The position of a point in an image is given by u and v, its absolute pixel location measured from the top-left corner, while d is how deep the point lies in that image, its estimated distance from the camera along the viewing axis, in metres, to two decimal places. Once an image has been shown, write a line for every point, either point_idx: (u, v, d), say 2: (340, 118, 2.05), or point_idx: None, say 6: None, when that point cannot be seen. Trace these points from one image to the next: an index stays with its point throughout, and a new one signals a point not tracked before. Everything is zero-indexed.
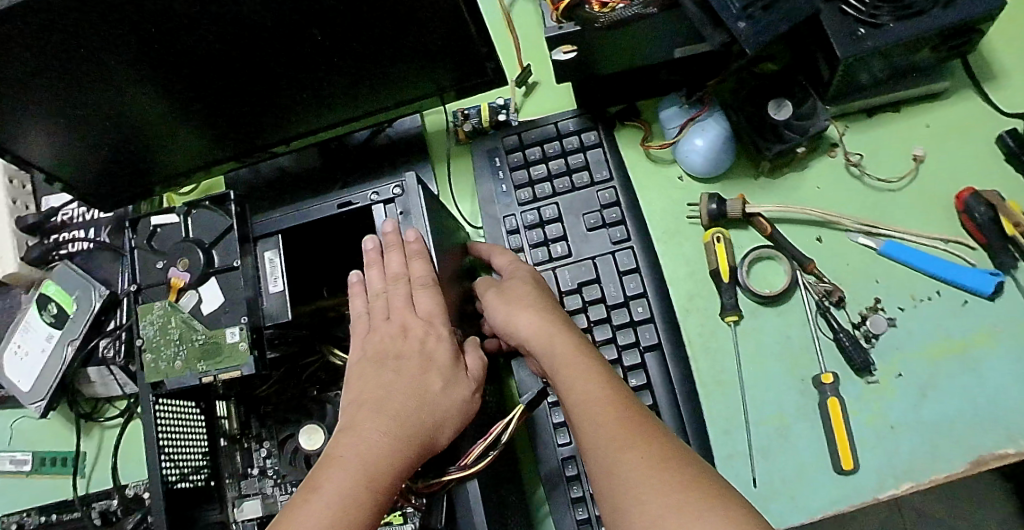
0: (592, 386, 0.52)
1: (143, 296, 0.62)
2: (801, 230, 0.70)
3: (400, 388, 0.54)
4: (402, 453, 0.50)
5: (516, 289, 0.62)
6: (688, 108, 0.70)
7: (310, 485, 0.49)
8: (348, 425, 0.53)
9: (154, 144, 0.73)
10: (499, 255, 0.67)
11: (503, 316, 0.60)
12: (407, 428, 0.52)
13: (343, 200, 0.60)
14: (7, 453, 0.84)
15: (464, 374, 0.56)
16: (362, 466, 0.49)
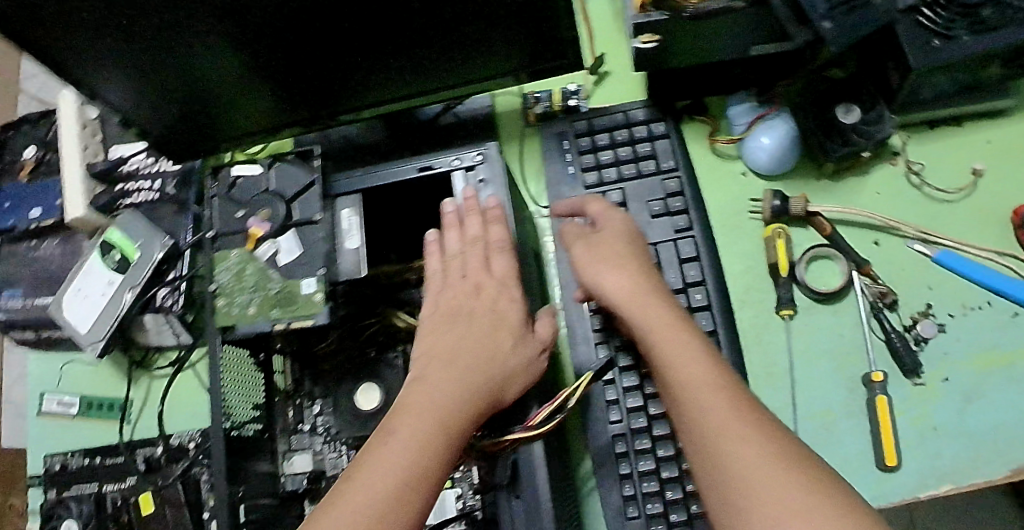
0: (690, 351, 0.52)
1: (219, 243, 0.63)
2: (859, 232, 0.71)
3: (472, 345, 0.55)
4: (474, 407, 0.51)
5: (610, 247, 0.63)
6: (757, 106, 0.73)
7: (387, 429, 0.49)
8: (422, 376, 0.54)
9: (225, 103, 0.74)
10: (592, 202, 0.68)
11: (593, 271, 0.62)
12: (479, 384, 0.53)
13: (424, 164, 0.62)
14: (55, 394, 0.86)
15: (533, 339, 0.58)
16: (439, 414, 0.50)
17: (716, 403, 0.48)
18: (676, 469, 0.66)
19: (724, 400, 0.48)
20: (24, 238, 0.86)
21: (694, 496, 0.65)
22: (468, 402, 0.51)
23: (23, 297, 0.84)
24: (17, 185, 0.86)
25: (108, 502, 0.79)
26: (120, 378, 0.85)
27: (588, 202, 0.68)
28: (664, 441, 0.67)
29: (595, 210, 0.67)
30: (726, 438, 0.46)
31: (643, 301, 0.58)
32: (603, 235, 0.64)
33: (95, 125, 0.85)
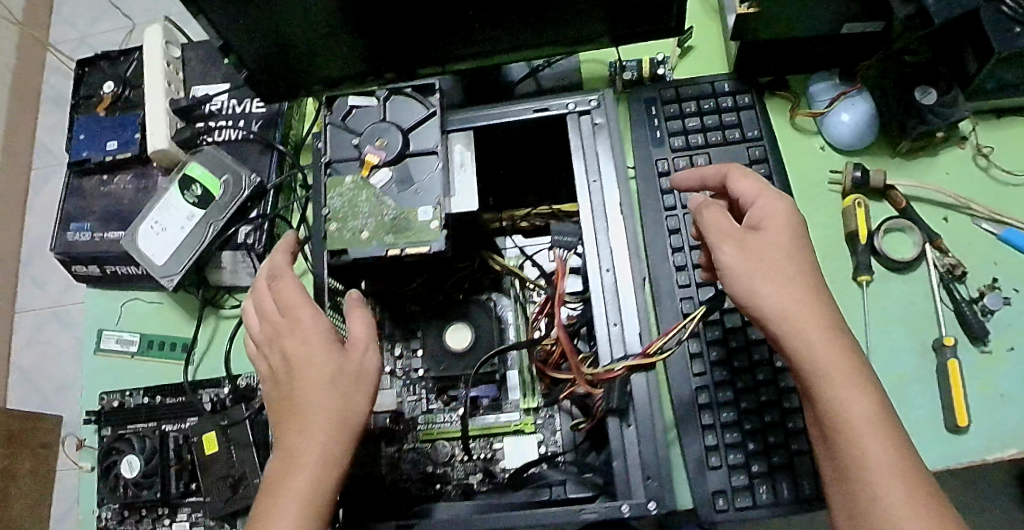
0: (852, 393, 0.48)
1: (333, 169, 0.63)
2: (930, 209, 0.75)
3: (306, 373, 0.58)
4: (320, 466, 0.56)
5: (777, 244, 0.52)
6: (838, 85, 0.76)
7: (298, 427, 0.57)
8: (287, 416, 0.59)
9: (319, 46, 0.74)
10: (743, 181, 0.56)
11: (760, 280, 0.51)
12: (309, 457, 0.56)
13: (539, 106, 0.64)
14: (115, 332, 0.85)
15: (356, 387, 0.58)
16: (297, 457, 0.57)
17: (890, 461, 0.47)
18: (759, 422, 0.68)
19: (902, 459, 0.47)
20: (96, 172, 0.86)
21: (777, 448, 0.67)
22: (341, 408, 0.57)
23: (92, 231, 0.83)
24: (93, 119, 0.86)
25: (170, 441, 0.78)
26: (188, 317, 0.85)
27: (740, 180, 0.56)
28: (747, 395, 0.69)
29: (748, 189, 0.55)
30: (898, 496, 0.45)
31: (816, 316, 0.50)
32: (771, 226, 0.52)
33: (178, 65, 0.86)
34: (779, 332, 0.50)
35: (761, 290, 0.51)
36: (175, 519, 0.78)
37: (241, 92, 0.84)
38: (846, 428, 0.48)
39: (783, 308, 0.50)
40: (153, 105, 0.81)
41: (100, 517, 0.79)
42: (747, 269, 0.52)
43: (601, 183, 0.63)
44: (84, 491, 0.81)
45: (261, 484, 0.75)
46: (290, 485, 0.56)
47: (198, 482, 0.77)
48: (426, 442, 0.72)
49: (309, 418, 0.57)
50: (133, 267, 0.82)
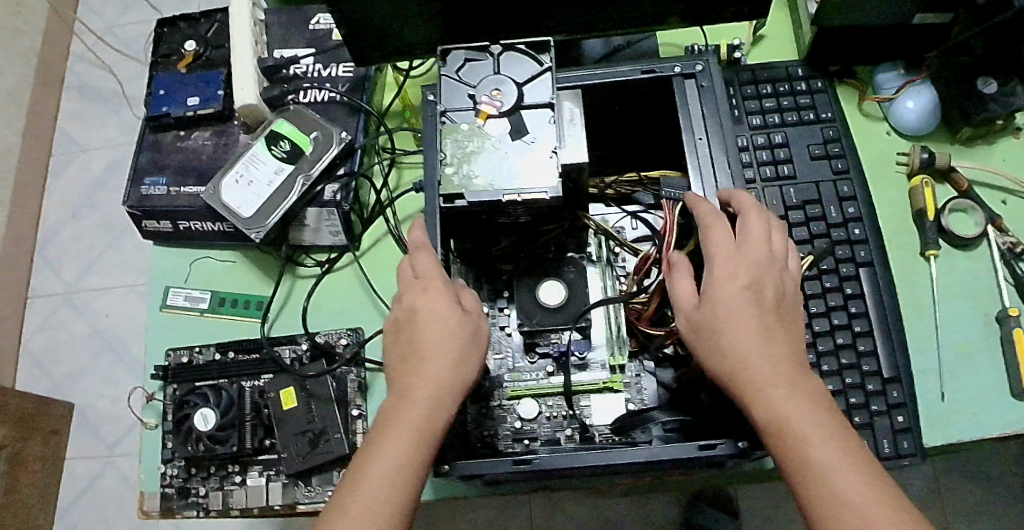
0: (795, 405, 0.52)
1: (448, 118, 0.65)
2: (989, 192, 0.80)
3: (430, 329, 0.60)
4: (431, 416, 0.57)
5: (729, 296, 0.56)
6: (903, 74, 0.83)
7: (411, 378, 0.59)
8: (405, 352, 0.61)
9: (419, 8, 0.77)
10: (716, 229, 0.59)
11: (709, 340, 0.56)
12: (428, 404, 0.57)
13: (647, 68, 0.67)
14: (184, 289, 0.84)
15: (475, 349, 0.61)
16: (411, 391, 0.58)
17: (837, 462, 0.50)
18: (840, 383, 0.70)
19: (872, 488, 0.49)
20: (173, 128, 0.86)
21: (858, 408, 0.69)
22: (458, 360, 0.59)
23: (168, 185, 0.83)
24: (173, 76, 0.87)
25: (245, 397, 0.78)
26: (263, 276, 0.84)
27: (709, 230, 0.59)
28: (829, 357, 0.71)
29: (719, 242, 0.58)
30: (871, 522, 0.47)
31: (761, 367, 0.54)
32: (718, 281, 0.57)
33: (262, 27, 0.87)
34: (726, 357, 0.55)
35: (709, 354, 0.57)
36: (245, 478, 0.76)
37: (327, 57, 0.86)
38: (807, 471, 0.50)
39: (723, 341, 0.55)
40: (239, 62, 0.82)
41: (165, 474, 0.77)
42: (696, 331, 0.58)
43: (708, 141, 0.65)
44: (146, 449, 0.79)
45: (342, 438, 0.74)
46: (395, 424, 0.57)
47: (273, 439, 0.77)
48: (513, 400, 0.72)
49: (427, 371, 0.59)
50: (210, 223, 0.83)
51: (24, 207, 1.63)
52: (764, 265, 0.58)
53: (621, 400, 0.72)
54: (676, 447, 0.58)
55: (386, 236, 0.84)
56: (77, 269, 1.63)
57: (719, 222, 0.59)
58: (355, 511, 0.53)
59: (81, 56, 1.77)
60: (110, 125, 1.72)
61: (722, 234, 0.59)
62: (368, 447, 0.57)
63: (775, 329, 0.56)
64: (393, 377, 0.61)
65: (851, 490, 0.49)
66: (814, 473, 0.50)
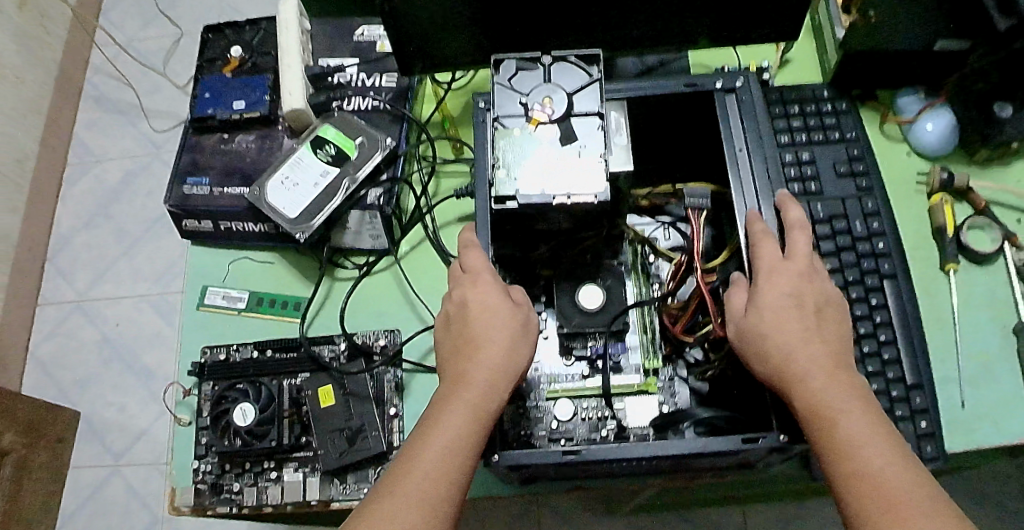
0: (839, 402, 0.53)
1: (501, 123, 0.68)
2: (1005, 211, 0.83)
3: (483, 320, 0.62)
4: (485, 398, 0.58)
5: (777, 300, 0.59)
6: (924, 98, 0.88)
7: (466, 363, 0.61)
8: (458, 342, 0.63)
9: (466, 20, 0.81)
10: (764, 245, 0.61)
11: (754, 346, 0.58)
12: (481, 386, 0.59)
13: (689, 82, 0.70)
14: (221, 288, 0.86)
15: (525, 338, 0.62)
16: (466, 374, 0.60)
17: (881, 458, 0.50)
18: (867, 389, 0.73)
19: (913, 480, 0.49)
20: (216, 130, 0.88)
21: (884, 414, 0.71)
22: (510, 348, 0.61)
23: (210, 186, 0.85)
24: (219, 79, 0.89)
25: (284, 394, 0.79)
26: (301, 277, 0.86)
27: (757, 247, 0.62)
28: (856, 364, 0.74)
29: (768, 258, 0.61)
30: (913, 506, 0.47)
31: (807, 366, 0.56)
32: (764, 290, 0.59)
33: (308, 37, 0.90)
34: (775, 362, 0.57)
35: (754, 359, 0.58)
36: (280, 474, 0.77)
37: (372, 66, 0.89)
38: (848, 457, 0.51)
39: (771, 344, 0.57)
40: (286, 69, 0.84)
41: (198, 470, 0.78)
42: (742, 337, 0.60)
43: (748, 151, 0.67)
44: (179, 445, 0.79)
45: (380, 436, 0.75)
46: (450, 405, 0.58)
47: (309, 436, 0.77)
48: (550, 401, 0.74)
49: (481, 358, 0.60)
50: (251, 223, 0.84)
51: (38, 214, 1.64)
52: (805, 278, 0.60)
53: (656, 405, 0.73)
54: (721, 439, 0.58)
55: (423, 241, 0.85)
56: (89, 277, 1.63)
57: (769, 240, 0.61)
58: (411, 484, 0.54)
59: (101, 68, 1.78)
60: (126, 136, 1.73)
61: (770, 251, 0.61)
62: (424, 425, 0.58)
63: (819, 336, 0.58)
64: (446, 366, 0.63)
65: (893, 476, 0.49)
66: (854, 458, 0.51)
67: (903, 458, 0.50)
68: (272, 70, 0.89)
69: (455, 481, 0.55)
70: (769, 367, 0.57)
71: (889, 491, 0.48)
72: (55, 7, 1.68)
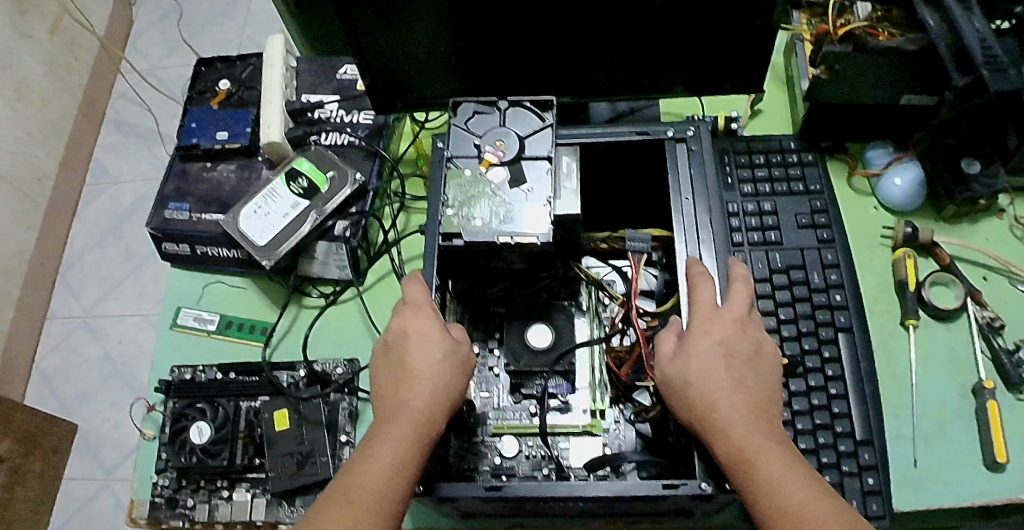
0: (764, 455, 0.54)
1: (454, 163, 0.71)
2: (970, 267, 0.83)
3: (421, 354, 0.64)
4: (420, 432, 0.60)
5: (706, 348, 0.59)
6: (892, 151, 0.87)
7: (402, 396, 0.63)
8: (396, 372, 0.65)
9: (438, 64, 0.84)
10: (702, 289, 0.61)
11: (683, 393, 0.59)
12: (416, 421, 0.61)
13: (641, 130, 0.72)
14: (194, 310, 0.89)
15: (463, 375, 0.65)
16: (403, 404, 0.62)
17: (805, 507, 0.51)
18: (813, 442, 0.73)
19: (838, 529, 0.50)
20: (200, 158, 0.93)
21: (829, 468, 0.71)
22: (446, 380, 0.63)
23: (189, 212, 0.89)
24: (207, 111, 0.94)
25: (241, 415, 0.81)
26: (270, 303, 0.89)
27: (694, 290, 0.62)
28: (803, 416, 0.74)
29: (703, 304, 0.61)
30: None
31: (729, 409, 0.57)
32: (698, 337, 0.59)
33: (292, 73, 0.95)
34: (698, 413, 0.58)
35: (681, 404, 0.59)
36: (232, 493, 0.79)
37: (351, 104, 0.93)
38: (769, 495, 0.53)
39: (695, 394, 0.58)
40: (268, 103, 0.89)
41: (157, 484, 0.80)
42: (670, 384, 0.60)
43: (693, 201, 0.68)
44: (141, 459, 0.83)
45: (328, 462, 0.77)
46: (389, 432, 0.60)
47: (262, 458, 0.79)
48: (496, 437, 0.75)
49: (417, 392, 0.62)
50: (225, 249, 0.88)
51: (53, 232, 1.70)
52: (739, 325, 0.60)
53: (600, 447, 0.74)
54: (642, 484, 0.58)
55: (389, 273, 0.88)
56: (96, 294, 1.69)
57: (706, 282, 0.61)
58: (352, 507, 0.56)
59: (122, 93, 1.86)
60: (141, 159, 1.80)
61: (707, 295, 0.61)
62: (361, 456, 0.60)
63: (747, 385, 0.58)
64: (384, 394, 0.64)
65: (810, 511, 0.51)
66: (774, 495, 0.52)
67: (822, 493, 0.53)
68: (257, 104, 0.94)
69: (395, 507, 0.57)
70: (694, 414, 0.58)
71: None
72: (83, 37, 1.77)
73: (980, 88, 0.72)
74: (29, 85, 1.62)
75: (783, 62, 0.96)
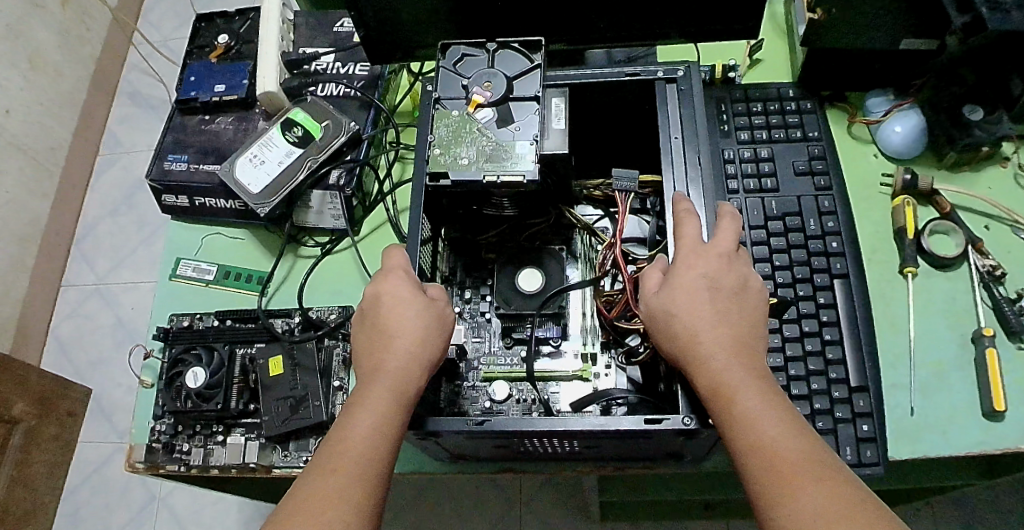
0: (743, 385, 0.55)
1: (442, 105, 0.71)
2: (972, 216, 0.81)
3: (397, 317, 0.63)
4: (399, 393, 0.60)
5: (689, 283, 0.59)
6: (893, 100, 0.85)
7: (381, 359, 0.62)
8: (373, 335, 0.64)
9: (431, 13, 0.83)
10: (687, 224, 0.62)
11: (665, 325, 0.59)
12: (396, 384, 0.60)
13: (631, 72, 0.72)
14: (193, 261, 0.91)
15: (440, 334, 0.64)
16: (382, 367, 0.61)
17: (781, 435, 0.52)
18: (806, 389, 0.72)
19: (810, 455, 0.50)
20: (199, 112, 0.95)
21: (822, 414, 0.71)
22: (423, 338, 0.62)
23: (188, 163, 0.90)
24: (205, 65, 0.96)
25: (236, 361, 0.83)
26: (267, 253, 0.90)
27: (680, 226, 0.62)
28: (796, 362, 0.73)
29: (688, 238, 0.62)
30: (806, 483, 0.49)
31: (711, 341, 0.57)
32: (681, 270, 0.60)
33: (290, 26, 0.96)
34: (679, 346, 0.58)
35: (665, 337, 0.60)
36: (227, 437, 0.81)
37: (346, 56, 0.94)
38: (744, 431, 0.53)
39: (677, 326, 0.59)
40: (265, 54, 0.90)
41: (154, 430, 0.82)
42: (654, 317, 0.60)
43: (682, 140, 0.69)
44: (141, 405, 0.84)
45: (321, 406, 0.78)
46: (368, 394, 0.59)
47: (257, 404, 0.81)
48: (486, 382, 0.74)
49: (395, 354, 0.62)
50: (222, 200, 0.89)
51: (66, 201, 1.72)
52: (722, 261, 0.61)
53: (589, 391, 0.73)
54: (624, 420, 0.59)
55: (384, 224, 0.89)
56: (109, 263, 1.70)
57: (690, 218, 0.62)
58: (333, 473, 0.54)
59: (135, 65, 1.88)
60: (153, 129, 1.82)
61: (692, 230, 0.62)
62: (342, 419, 0.59)
63: (730, 317, 0.59)
64: (363, 359, 0.64)
65: (785, 448, 0.51)
66: (750, 431, 0.52)
67: (800, 431, 0.52)
68: (254, 58, 0.96)
69: (378, 471, 0.56)
70: (678, 347, 0.58)
71: (783, 465, 0.50)
72: (96, 9, 1.79)
73: (978, 27, 0.73)
74: (43, 56, 1.63)
75: (784, 9, 0.94)
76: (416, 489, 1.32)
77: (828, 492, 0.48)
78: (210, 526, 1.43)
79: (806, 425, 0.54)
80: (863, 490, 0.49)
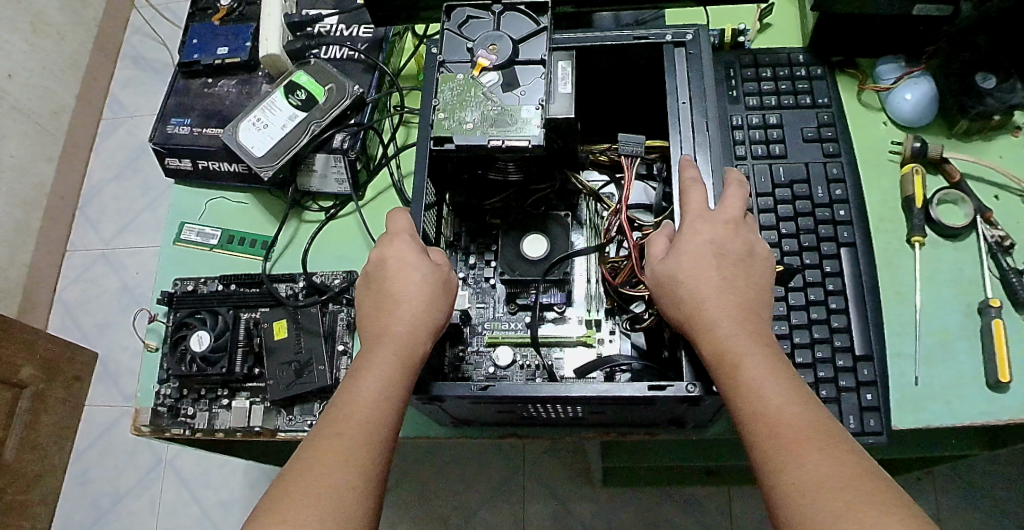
0: (749, 353, 0.54)
1: (446, 67, 0.69)
2: (981, 186, 0.80)
3: (402, 283, 0.63)
4: (404, 358, 0.60)
5: (695, 249, 0.59)
6: (904, 66, 0.84)
7: (384, 326, 0.62)
8: (378, 301, 0.64)
9: None
10: (693, 193, 0.61)
11: (670, 290, 0.60)
12: (402, 350, 0.60)
13: (640, 35, 0.71)
14: (197, 225, 0.90)
15: (445, 299, 0.64)
16: (387, 332, 0.61)
17: (784, 400, 0.52)
18: (810, 357, 0.72)
19: (813, 420, 0.51)
20: (202, 75, 0.94)
21: (826, 382, 0.71)
22: (428, 304, 0.63)
23: (190, 126, 0.90)
24: (207, 27, 0.95)
25: (240, 324, 0.83)
26: (270, 218, 0.90)
27: (685, 195, 0.62)
28: (801, 330, 0.73)
29: (695, 206, 0.61)
30: (806, 447, 0.49)
31: (716, 308, 0.57)
32: (687, 236, 0.60)
33: None
34: (684, 313, 0.58)
35: (670, 303, 0.60)
36: (232, 401, 0.81)
37: (350, 18, 0.93)
38: (747, 397, 0.53)
39: (683, 292, 0.59)
40: (267, 16, 0.89)
41: (159, 394, 0.82)
42: (659, 283, 0.61)
43: (690, 105, 0.68)
44: (145, 369, 0.84)
45: (325, 370, 0.78)
46: (373, 358, 0.60)
47: (261, 368, 0.81)
48: (490, 347, 0.74)
49: (399, 320, 0.62)
50: (226, 164, 0.88)
51: (70, 167, 1.70)
52: (730, 226, 0.60)
53: (593, 356, 0.72)
54: (625, 387, 0.59)
55: (388, 189, 0.89)
56: (114, 227, 1.70)
57: (697, 186, 0.62)
58: (338, 437, 0.55)
59: (138, 28, 1.86)
60: (157, 94, 1.80)
61: (698, 199, 0.61)
62: (347, 383, 0.59)
63: (738, 284, 0.59)
64: (367, 323, 0.64)
65: (792, 417, 0.51)
66: (753, 398, 0.52)
67: (805, 399, 0.52)
68: (257, 19, 0.95)
69: (384, 435, 0.56)
70: (683, 313, 0.59)
71: (786, 430, 0.50)
72: None
73: None
74: (44, 19, 1.61)
75: None
76: (416, 457, 1.33)
77: (828, 456, 0.48)
78: (217, 490, 1.46)
79: (810, 393, 0.54)
80: (864, 454, 0.49)
